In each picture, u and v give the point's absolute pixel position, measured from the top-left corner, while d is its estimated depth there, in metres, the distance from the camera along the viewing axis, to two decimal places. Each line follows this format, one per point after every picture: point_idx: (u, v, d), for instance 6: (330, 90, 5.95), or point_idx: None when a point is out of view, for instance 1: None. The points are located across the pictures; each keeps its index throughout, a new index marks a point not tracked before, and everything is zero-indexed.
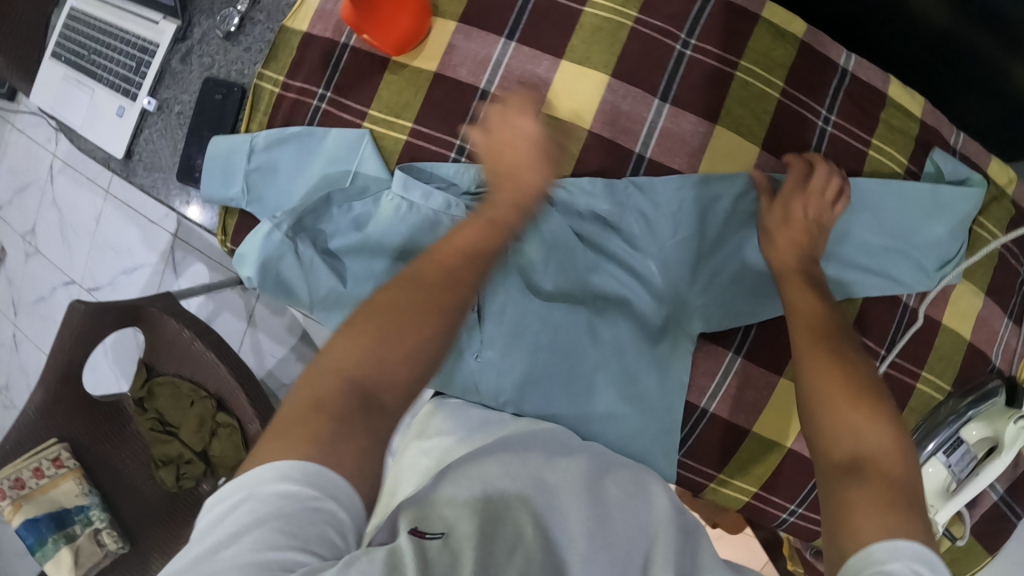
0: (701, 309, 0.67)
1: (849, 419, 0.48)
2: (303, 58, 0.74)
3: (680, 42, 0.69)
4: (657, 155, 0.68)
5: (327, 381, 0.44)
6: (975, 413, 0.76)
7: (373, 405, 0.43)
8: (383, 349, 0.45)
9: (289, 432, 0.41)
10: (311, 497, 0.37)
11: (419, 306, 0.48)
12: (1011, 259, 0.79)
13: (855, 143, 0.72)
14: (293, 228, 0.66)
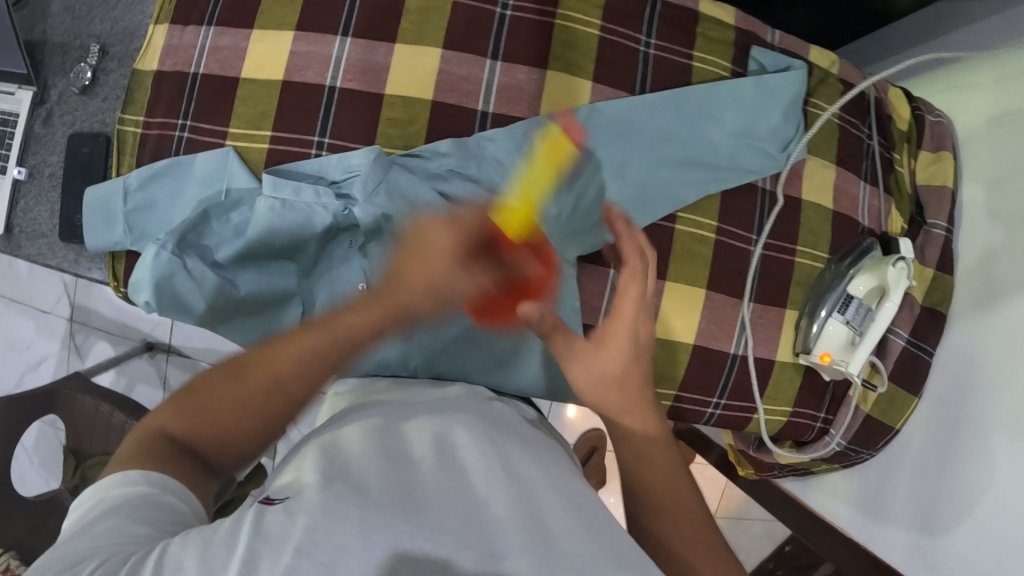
0: (573, 235, 0.73)
1: (668, 487, 0.51)
2: (159, 94, 0.76)
3: (499, 5, 0.75)
4: (499, 109, 0.74)
5: (167, 420, 0.46)
6: (858, 270, 0.81)
7: (204, 462, 0.45)
8: (219, 407, 0.46)
9: (134, 455, 0.43)
10: (155, 495, 0.40)
11: (235, 395, 0.47)
12: (851, 128, 0.86)
13: (678, 59, 0.78)
14: (178, 246, 0.67)
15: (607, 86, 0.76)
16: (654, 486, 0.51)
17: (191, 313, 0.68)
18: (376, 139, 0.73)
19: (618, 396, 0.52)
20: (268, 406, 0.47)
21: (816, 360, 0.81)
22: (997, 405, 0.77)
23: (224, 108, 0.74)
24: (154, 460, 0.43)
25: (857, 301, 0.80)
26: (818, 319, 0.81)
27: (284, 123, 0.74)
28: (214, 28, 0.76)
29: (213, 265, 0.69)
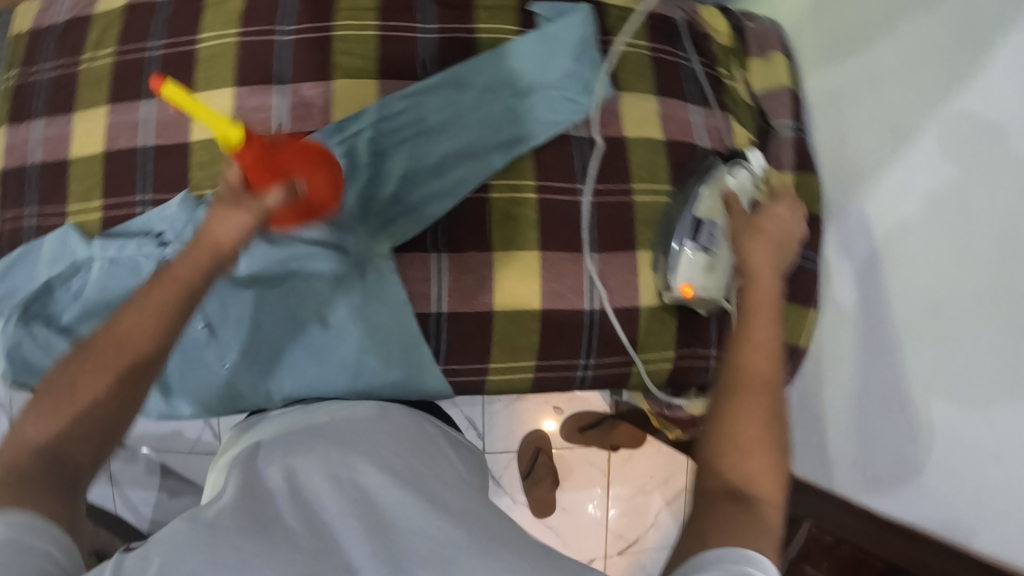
0: (384, 229, 0.74)
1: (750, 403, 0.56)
2: (6, 189, 0.81)
3: (278, 32, 0.79)
4: (293, 127, 0.77)
5: (22, 450, 0.47)
6: (704, 188, 0.77)
7: (67, 461, 0.47)
8: (73, 403, 0.48)
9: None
10: (13, 542, 0.40)
11: (80, 374, 0.49)
12: (667, 56, 0.84)
13: (461, 36, 0.80)
14: (22, 316, 0.73)
15: (393, 80, 0.78)
16: (745, 402, 0.56)
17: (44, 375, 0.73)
18: (187, 183, 0.77)
19: (749, 341, 0.60)
20: (112, 365, 0.49)
21: (679, 294, 0.76)
22: (889, 283, 0.72)
23: (60, 188, 0.80)
24: (7, 488, 0.44)
25: (708, 221, 0.76)
26: (673, 251, 0.76)
27: (111, 190, 0.79)
28: (43, 120, 0.80)
29: (58, 330, 0.74)
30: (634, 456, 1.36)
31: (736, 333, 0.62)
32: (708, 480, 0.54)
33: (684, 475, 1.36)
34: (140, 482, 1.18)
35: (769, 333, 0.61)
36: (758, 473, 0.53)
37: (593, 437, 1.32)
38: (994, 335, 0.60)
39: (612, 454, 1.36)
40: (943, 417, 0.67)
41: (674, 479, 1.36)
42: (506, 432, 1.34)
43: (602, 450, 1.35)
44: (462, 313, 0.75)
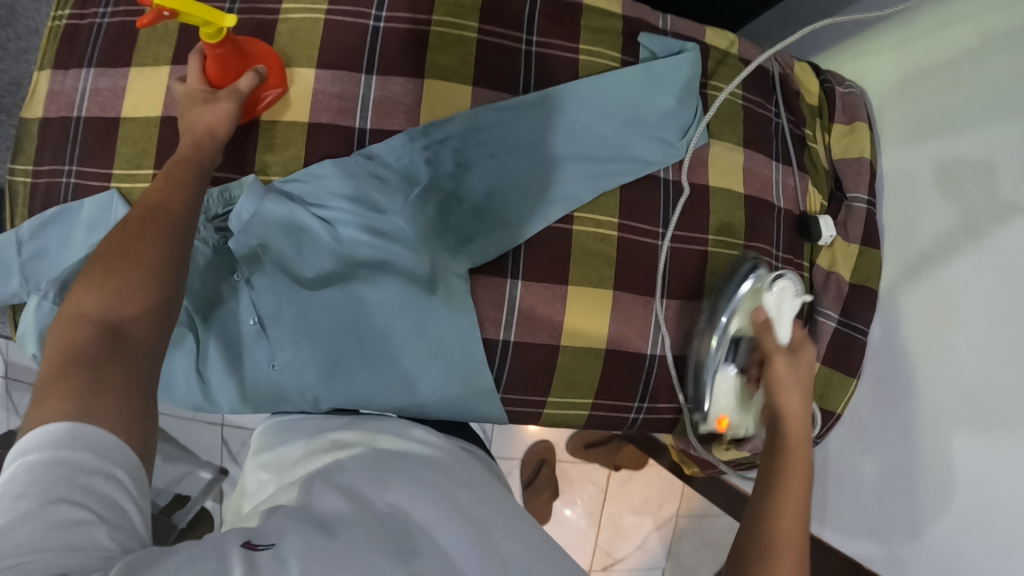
0: (463, 246, 0.70)
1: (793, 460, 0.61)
2: (45, 141, 0.74)
3: (371, 17, 0.74)
4: (376, 123, 0.72)
5: (71, 324, 0.44)
6: (733, 314, 0.73)
7: (121, 341, 0.44)
8: (122, 280, 0.46)
9: (44, 392, 0.40)
10: (81, 460, 0.37)
11: (135, 251, 0.48)
12: (757, 108, 0.84)
13: (563, 54, 0.77)
14: (60, 294, 0.63)
15: (486, 89, 0.74)
16: (793, 460, 0.61)
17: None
18: (252, 167, 0.72)
19: (789, 396, 0.65)
20: (160, 227, 0.51)
21: (717, 425, 0.77)
22: (929, 368, 0.74)
23: (108, 149, 0.74)
24: (69, 381, 0.40)
25: (744, 344, 0.73)
26: (707, 379, 0.75)
27: (165, 159, 0.73)
28: (94, 70, 0.74)
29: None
30: (633, 478, 1.40)
31: (769, 403, 0.66)
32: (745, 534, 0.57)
33: (675, 502, 1.41)
34: None
35: (804, 402, 0.65)
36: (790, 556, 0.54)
37: (597, 454, 1.35)
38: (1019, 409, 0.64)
39: (612, 472, 1.39)
40: (966, 482, 0.70)
41: (666, 505, 1.41)
42: (513, 439, 1.35)
43: (603, 467, 1.38)
44: (529, 344, 0.74)
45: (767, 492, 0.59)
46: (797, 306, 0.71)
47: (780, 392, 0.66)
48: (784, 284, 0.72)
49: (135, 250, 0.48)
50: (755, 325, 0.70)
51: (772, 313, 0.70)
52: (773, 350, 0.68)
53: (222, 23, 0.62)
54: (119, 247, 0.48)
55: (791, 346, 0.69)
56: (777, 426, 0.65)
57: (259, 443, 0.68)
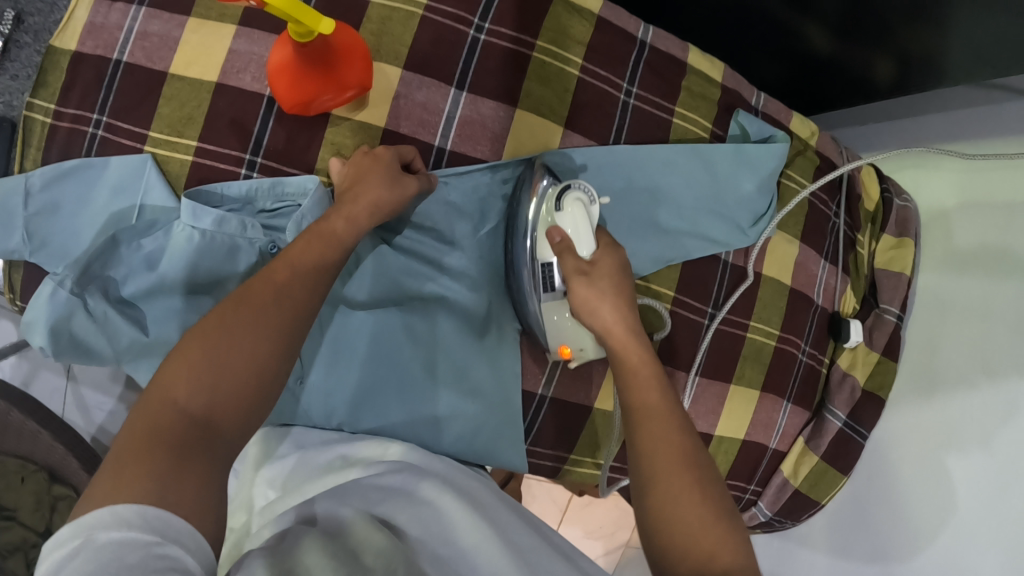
0: (518, 298, 0.71)
1: (644, 410, 0.52)
2: (74, 79, 0.65)
3: (473, 26, 0.68)
4: (457, 146, 0.68)
5: (161, 407, 0.42)
6: (534, 229, 0.62)
7: (211, 434, 0.43)
8: (220, 368, 0.44)
9: (121, 469, 0.39)
10: (152, 543, 0.36)
11: (247, 329, 0.46)
12: (820, 205, 0.85)
13: (658, 112, 0.74)
14: (79, 280, 0.60)
15: (578, 134, 0.71)
16: (645, 412, 0.52)
17: (92, 355, 0.60)
18: (314, 165, 0.66)
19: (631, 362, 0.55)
20: (278, 315, 0.48)
21: (557, 354, 0.67)
22: (919, 468, 0.81)
23: (146, 106, 0.65)
24: (153, 466, 0.39)
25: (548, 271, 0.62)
26: (531, 306, 0.66)
27: (213, 131, 0.65)
28: (145, 11, 0.66)
29: (118, 303, 0.61)
30: (593, 503, 1.36)
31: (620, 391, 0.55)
32: (645, 525, 0.48)
33: (628, 533, 1.38)
34: (99, 387, 1.04)
35: (658, 376, 0.54)
36: (687, 499, 0.47)
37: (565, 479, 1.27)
38: (997, 520, 0.72)
39: (574, 496, 1.35)
40: None
41: (619, 534, 1.38)
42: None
43: (567, 490, 1.33)
44: (565, 401, 0.74)
45: (639, 487, 0.49)
46: (595, 220, 0.61)
47: (587, 313, 0.59)
48: (582, 201, 0.61)
49: (243, 334, 0.46)
50: (552, 244, 0.61)
51: (572, 231, 0.60)
52: (572, 271, 0.60)
53: (317, 27, 0.55)
54: (203, 334, 0.46)
55: (590, 263, 0.60)
56: (601, 337, 0.58)
57: (258, 455, 0.63)
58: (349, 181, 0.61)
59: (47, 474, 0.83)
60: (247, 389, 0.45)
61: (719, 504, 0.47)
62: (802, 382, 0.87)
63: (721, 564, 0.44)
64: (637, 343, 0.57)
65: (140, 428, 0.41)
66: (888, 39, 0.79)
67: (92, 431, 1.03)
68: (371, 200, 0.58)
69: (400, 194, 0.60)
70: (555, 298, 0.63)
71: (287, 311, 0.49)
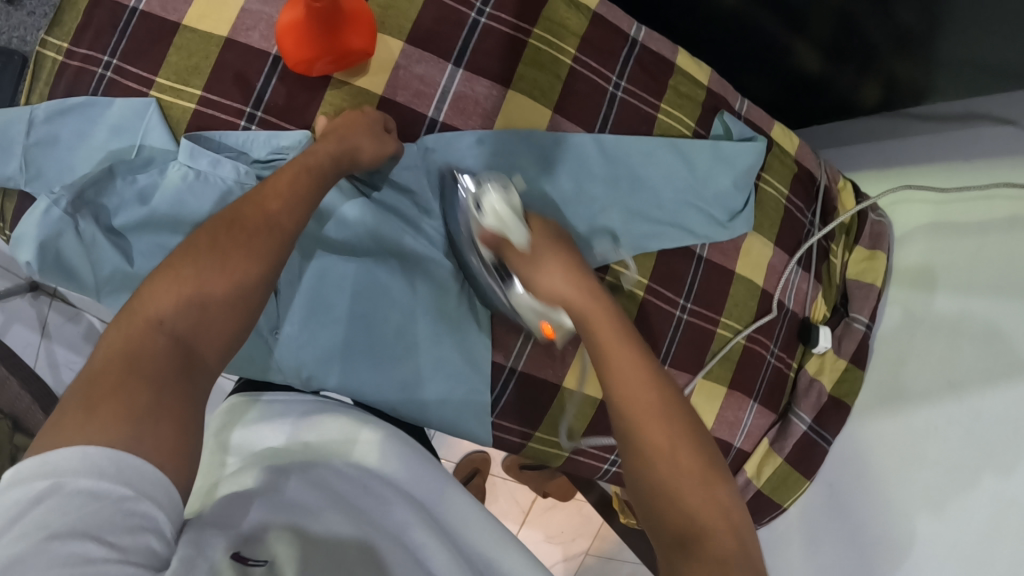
0: None
1: (668, 467, 0.48)
2: (89, 22, 0.69)
3: (475, 9, 0.72)
4: (450, 119, 0.71)
5: (143, 328, 0.44)
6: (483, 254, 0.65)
7: (193, 360, 0.45)
8: (204, 300, 0.46)
9: (95, 400, 0.40)
10: (125, 498, 0.38)
11: (237, 253, 0.49)
12: (796, 212, 0.88)
13: (645, 107, 0.78)
14: (73, 203, 0.62)
15: (566, 119, 0.75)
16: (637, 398, 0.51)
17: (74, 280, 0.62)
18: (311, 123, 0.68)
19: (619, 374, 0.53)
20: (263, 249, 0.50)
21: (543, 333, 0.66)
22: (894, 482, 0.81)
23: (155, 52, 0.68)
24: (137, 394, 0.41)
25: (495, 262, 0.65)
26: (508, 306, 0.68)
27: (217, 83, 0.68)
28: None
29: (106, 231, 0.63)
30: (555, 507, 1.32)
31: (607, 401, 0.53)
32: None
33: (587, 541, 1.34)
34: (72, 344, 1.05)
35: (646, 369, 0.53)
36: (699, 500, 0.47)
37: (530, 478, 1.26)
38: (952, 532, 0.73)
39: (538, 496, 1.30)
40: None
41: (578, 541, 1.34)
42: (448, 439, 1.27)
43: (531, 490, 1.30)
44: (535, 377, 0.75)
45: (637, 451, 0.50)
46: (518, 209, 0.63)
47: (539, 275, 0.60)
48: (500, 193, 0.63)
49: (232, 262, 0.48)
50: (492, 245, 0.63)
51: (498, 227, 0.62)
52: (517, 263, 0.61)
53: None
54: (193, 256, 0.48)
55: (529, 249, 0.61)
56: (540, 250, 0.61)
57: (223, 420, 0.60)
58: (332, 127, 0.64)
59: (12, 422, 0.85)
60: (233, 321, 0.48)
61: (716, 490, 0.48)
62: (769, 385, 0.88)
63: (721, 536, 0.45)
64: (629, 350, 0.54)
65: (120, 351, 0.43)
66: (877, 64, 0.85)
67: (61, 390, 1.03)
68: (351, 144, 0.62)
69: (382, 143, 0.65)
70: (519, 294, 0.64)
71: (274, 241, 0.51)
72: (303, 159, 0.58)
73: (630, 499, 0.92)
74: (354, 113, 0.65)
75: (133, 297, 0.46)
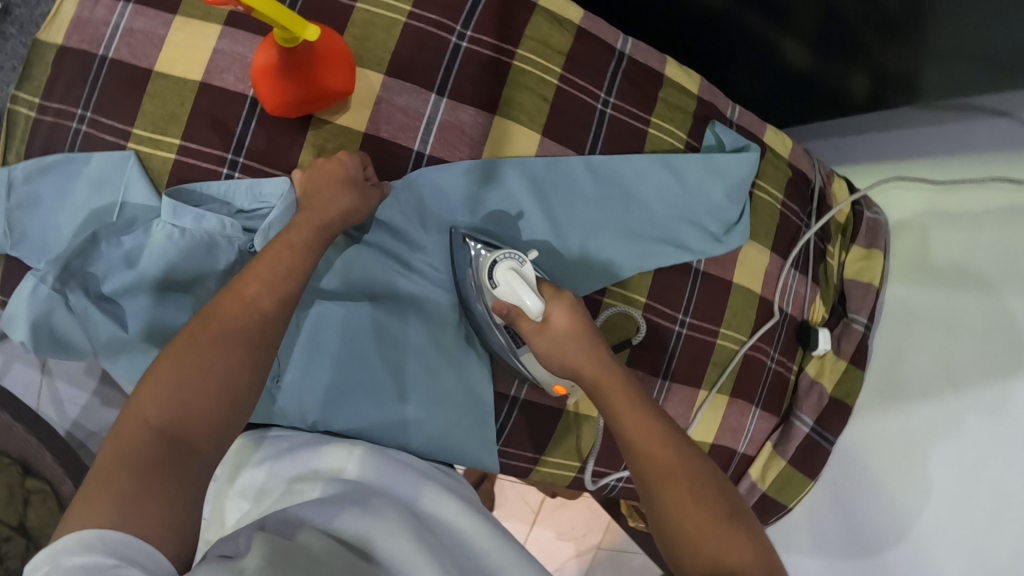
0: None
1: (615, 412, 0.56)
2: (58, 74, 0.66)
3: (455, 33, 0.70)
4: (436, 151, 0.70)
5: (133, 426, 0.46)
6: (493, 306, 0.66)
7: (183, 449, 0.46)
8: (189, 390, 0.48)
9: (88, 490, 0.42)
10: (110, 566, 0.39)
11: (218, 336, 0.50)
12: (792, 216, 0.87)
13: (635, 122, 0.76)
14: (59, 278, 0.61)
15: (555, 141, 0.73)
16: (577, 351, 0.60)
17: (72, 351, 0.62)
18: (295, 166, 0.67)
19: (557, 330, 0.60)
20: (242, 328, 0.51)
21: (554, 391, 0.69)
22: (903, 474, 0.82)
23: (129, 102, 0.66)
24: (123, 485, 0.43)
25: (507, 328, 0.66)
26: (506, 351, 0.69)
27: (195, 129, 0.66)
28: (131, 9, 0.67)
29: (97, 299, 0.62)
30: (566, 505, 1.35)
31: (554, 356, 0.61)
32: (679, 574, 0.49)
33: (599, 535, 1.35)
34: (74, 380, 1.04)
35: (581, 329, 0.61)
36: (646, 444, 0.53)
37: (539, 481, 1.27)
38: (957, 521, 0.76)
39: (546, 497, 1.33)
40: (928, 555, 0.78)
41: (590, 536, 1.35)
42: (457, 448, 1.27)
43: (540, 491, 1.32)
44: (538, 404, 0.75)
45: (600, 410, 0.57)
46: (531, 280, 0.63)
47: (531, 329, 0.61)
48: (512, 265, 0.63)
49: (212, 348, 0.50)
50: (505, 315, 0.63)
51: (512, 299, 0.62)
52: (528, 330, 0.62)
53: (300, 32, 0.58)
54: (176, 352, 0.50)
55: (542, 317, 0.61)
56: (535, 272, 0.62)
57: (235, 463, 0.63)
58: (307, 186, 0.63)
59: (20, 467, 0.85)
60: (219, 405, 0.49)
61: (667, 439, 0.53)
62: (770, 390, 0.89)
63: (679, 496, 0.50)
64: (564, 307, 0.62)
65: (114, 449, 0.45)
66: (864, 57, 0.82)
67: (66, 426, 1.03)
68: (326, 201, 0.61)
69: (361, 195, 0.63)
70: (527, 353, 0.67)
71: (257, 321, 0.52)
72: (285, 235, 0.58)
73: None
74: (324, 165, 0.63)
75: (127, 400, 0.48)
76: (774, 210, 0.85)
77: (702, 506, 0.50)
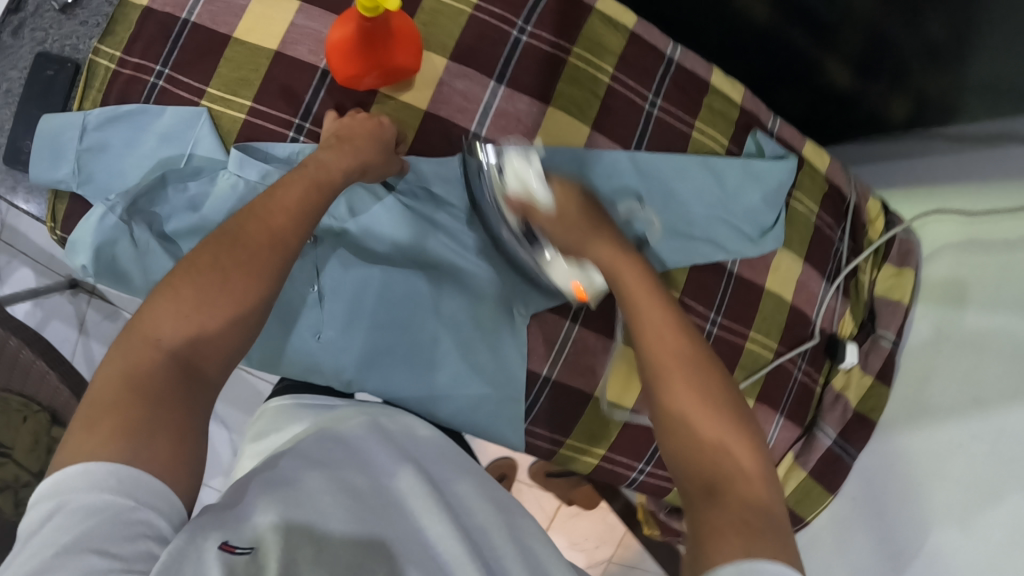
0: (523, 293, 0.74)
1: (655, 327, 0.51)
2: (141, 32, 0.71)
3: (517, 28, 0.74)
4: (491, 134, 0.73)
5: (144, 347, 0.44)
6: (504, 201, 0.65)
7: (194, 376, 0.45)
8: (204, 317, 0.46)
9: (97, 420, 0.41)
10: (125, 508, 0.38)
11: (240, 266, 0.49)
12: (826, 229, 0.89)
13: (679, 125, 0.79)
14: (127, 211, 0.65)
15: (602, 136, 0.76)
16: (628, 283, 0.54)
17: (127, 283, 0.65)
18: None
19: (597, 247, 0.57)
20: (264, 261, 0.49)
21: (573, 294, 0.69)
22: (926, 496, 0.80)
23: (205, 64, 0.70)
24: (134, 406, 0.41)
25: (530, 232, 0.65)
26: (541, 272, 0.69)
27: (266, 95, 0.70)
28: None
29: (159, 236, 0.65)
30: (580, 514, 1.32)
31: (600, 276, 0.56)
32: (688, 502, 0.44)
33: (612, 548, 1.32)
34: (108, 342, 1.07)
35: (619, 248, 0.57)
36: (677, 358, 0.49)
37: (555, 484, 1.25)
38: (972, 546, 0.73)
39: (562, 505, 1.31)
40: None
41: (602, 548, 1.32)
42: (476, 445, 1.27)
43: (555, 498, 1.30)
44: (567, 388, 0.76)
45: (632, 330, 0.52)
46: (537, 166, 0.63)
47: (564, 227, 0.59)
48: (522, 159, 0.63)
49: (232, 277, 0.48)
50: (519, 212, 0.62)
51: (524, 192, 0.61)
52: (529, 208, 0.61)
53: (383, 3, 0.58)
54: (193, 274, 0.48)
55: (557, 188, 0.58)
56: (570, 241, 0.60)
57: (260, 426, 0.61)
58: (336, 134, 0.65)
59: (49, 416, 0.83)
60: (235, 334, 0.48)
61: (704, 365, 0.49)
62: (796, 399, 0.88)
63: (711, 423, 0.46)
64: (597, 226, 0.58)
65: (121, 370, 0.43)
66: (907, 80, 0.85)
67: None
68: (359, 157, 0.62)
69: (384, 155, 0.66)
70: (552, 257, 0.65)
71: (277, 258, 0.50)
72: (311, 169, 0.58)
73: (656, 510, 0.93)
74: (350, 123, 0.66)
75: (138, 316, 0.46)
76: (809, 221, 0.86)
77: (730, 438, 0.46)
